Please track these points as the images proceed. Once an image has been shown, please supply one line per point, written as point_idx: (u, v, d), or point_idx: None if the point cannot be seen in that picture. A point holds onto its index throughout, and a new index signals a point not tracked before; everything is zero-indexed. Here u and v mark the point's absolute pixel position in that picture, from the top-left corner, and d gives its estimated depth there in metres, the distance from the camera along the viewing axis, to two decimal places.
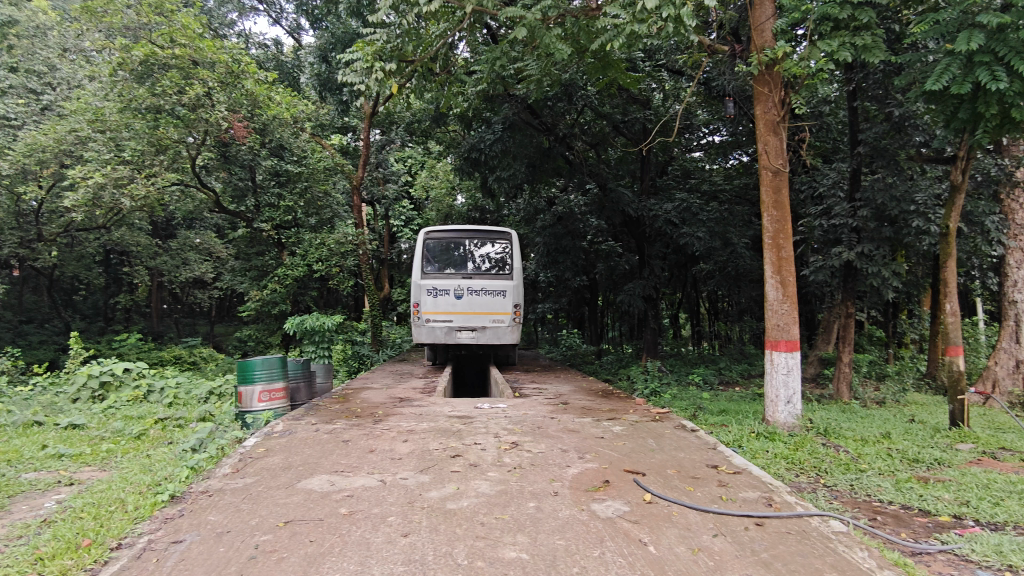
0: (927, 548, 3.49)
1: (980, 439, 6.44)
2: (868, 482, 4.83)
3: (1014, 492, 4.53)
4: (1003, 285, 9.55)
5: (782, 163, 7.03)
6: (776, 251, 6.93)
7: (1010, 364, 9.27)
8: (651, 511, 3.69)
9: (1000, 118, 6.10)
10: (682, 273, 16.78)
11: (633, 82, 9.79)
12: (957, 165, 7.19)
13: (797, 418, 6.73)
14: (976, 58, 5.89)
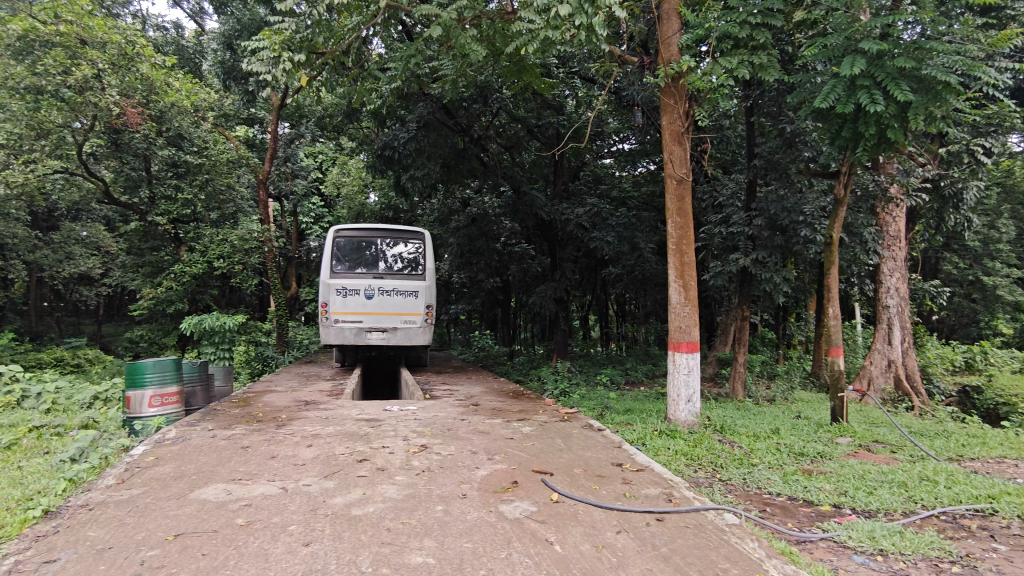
0: (810, 536, 3.74)
1: (857, 433, 7.00)
2: (759, 476, 5.13)
3: (886, 482, 4.95)
4: (877, 291, 10.44)
5: (685, 172, 7.36)
6: (679, 256, 7.23)
7: (883, 364, 10.17)
8: (558, 511, 3.75)
9: (878, 137, 6.65)
10: (592, 276, 17.20)
11: (547, 88, 9.93)
12: (840, 180, 7.77)
13: (696, 415, 7.06)
14: (858, 82, 6.38)
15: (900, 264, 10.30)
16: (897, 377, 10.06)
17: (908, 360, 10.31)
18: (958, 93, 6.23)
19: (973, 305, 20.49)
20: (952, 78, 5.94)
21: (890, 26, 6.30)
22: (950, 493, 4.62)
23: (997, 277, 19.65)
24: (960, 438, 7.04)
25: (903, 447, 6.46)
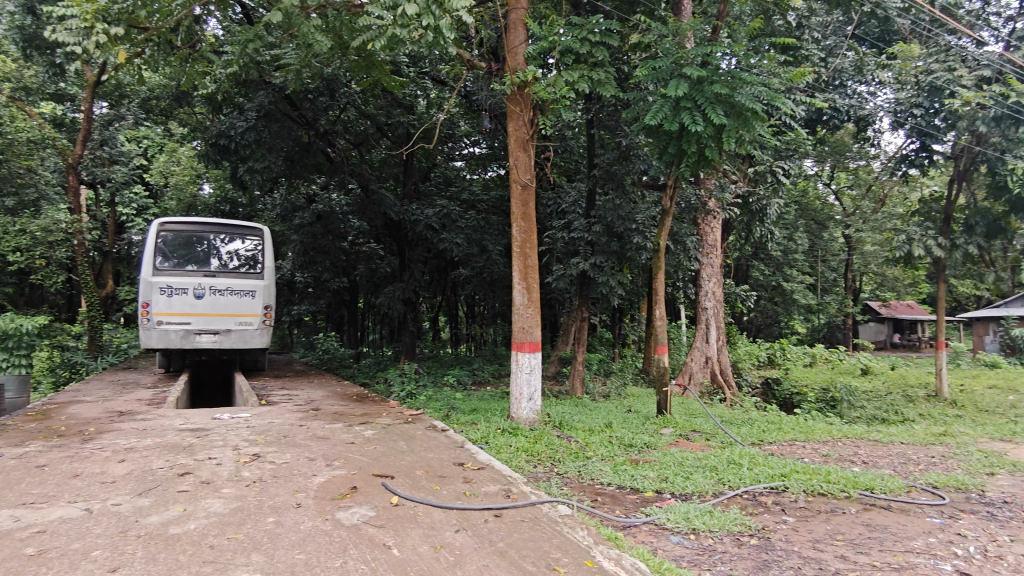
0: (635, 521, 4.02)
1: (678, 424, 7.67)
2: (592, 467, 5.44)
3: (700, 467, 5.48)
4: (697, 294, 11.53)
5: (529, 178, 7.62)
6: (523, 259, 7.46)
7: (701, 360, 11.28)
8: (397, 514, 3.71)
9: (698, 155, 7.35)
10: (442, 277, 17.24)
11: (397, 86, 9.81)
12: (666, 193, 8.47)
13: (536, 412, 7.33)
14: (682, 104, 6.99)
15: (717, 270, 11.44)
16: (713, 372, 11.18)
17: (722, 356, 11.49)
18: (762, 120, 7.07)
19: (775, 307, 23.28)
20: (756, 106, 6.73)
21: (709, 56, 6.99)
22: (752, 473, 5.21)
23: (794, 283, 22.49)
24: (762, 425, 7.98)
25: (715, 435, 7.19)
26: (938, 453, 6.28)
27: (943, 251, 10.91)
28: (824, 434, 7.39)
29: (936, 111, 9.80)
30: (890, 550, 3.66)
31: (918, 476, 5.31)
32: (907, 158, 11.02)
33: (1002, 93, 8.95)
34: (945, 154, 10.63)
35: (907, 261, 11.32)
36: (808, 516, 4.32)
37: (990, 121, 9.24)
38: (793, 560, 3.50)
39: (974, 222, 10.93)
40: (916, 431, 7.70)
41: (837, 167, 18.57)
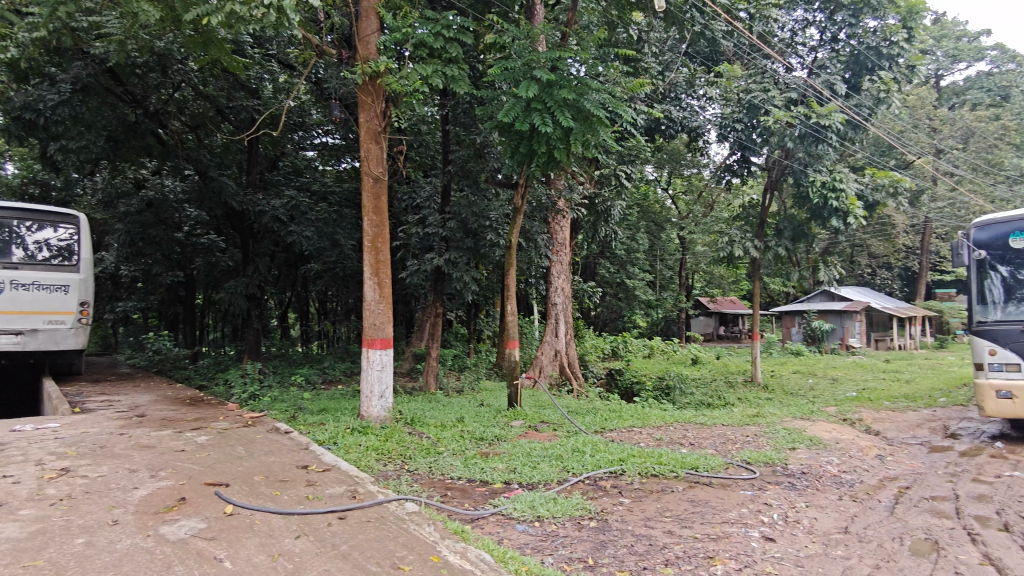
0: (482, 513, 4.09)
1: (527, 416, 7.91)
2: (442, 463, 5.46)
3: (547, 457, 5.70)
4: (547, 290, 11.95)
5: (381, 172, 7.44)
6: (375, 254, 7.30)
7: (551, 353, 11.71)
8: (230, 524, 3.47)
9: (547, 156, 7.60)
10: (291, 272, 16.42)
11: (239, 68, 9.16)
12: (518, 191, 8.67)
13: (387, 410, 7.21)
14: (533, 105, 7.19)
15: (566, 267, 11.94)
16: (561, 364, 11.66)
17: (570, 349, 12.02)
18: (606, 127, 7.49)
19: (619, 303, 24.72)
20: (599, 113, 7.12)
21: (558, 61, 7.25)
22: (594, 459, 5.50)
23: (636, 280, 24.05)
24: (604, 413, 8.46)
25: (562, 425, 7.50)
26: (752, 432, 7.02)
27: (758, 252, 12.23)
28: (659, 420, 7.98)
29: (753, 127, 10.96)
30: (710, 523, 4.03)
31: (734, 454, 5.91)
32: (731, 167, 12.21)
33: (804, 113, 10.20)
34: (761, 166, 11.96)
35: (729, 260, 12.53)
36: (642, 497, 4.64)
37: (795, 138, 10.48)
38: (626, 539, 3.73)
39: (783, 227, 12.32)
40: (736, 413, 8.55)
41: (674, 173, 20.10)
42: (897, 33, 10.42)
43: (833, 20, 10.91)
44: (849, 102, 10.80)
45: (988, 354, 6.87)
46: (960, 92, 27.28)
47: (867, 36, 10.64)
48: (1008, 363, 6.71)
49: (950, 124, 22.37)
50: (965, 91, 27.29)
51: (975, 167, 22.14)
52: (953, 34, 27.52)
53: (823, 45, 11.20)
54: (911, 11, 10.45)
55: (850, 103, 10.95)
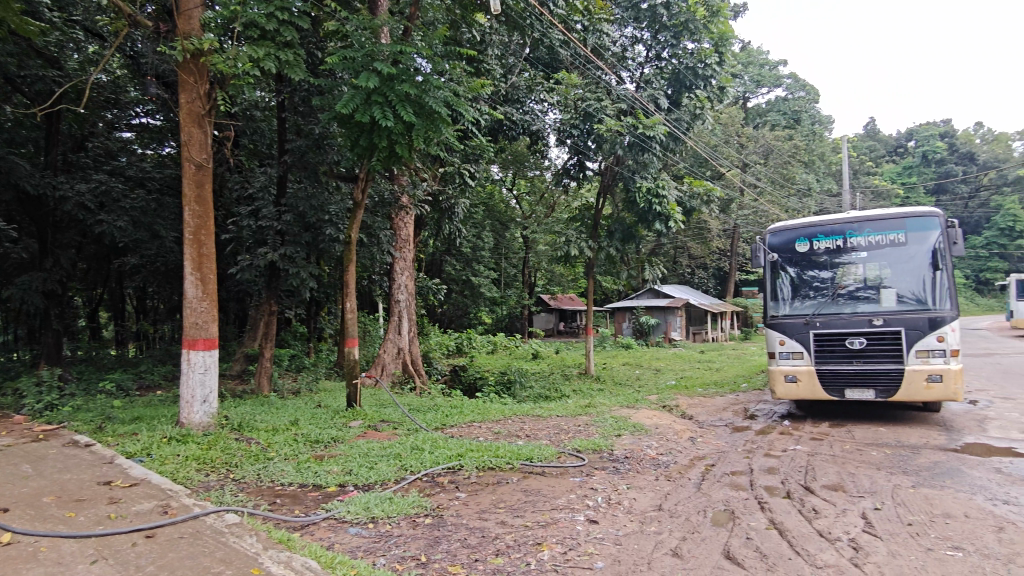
0: (313, 519, 3.93)
1: (366, 416, 7.72)
2: (272, 469, 5.16)
3: (384, 456, 5.60)
4: (390, 287, 11.71)
5: (205, 159, 6.89)
6: (197, 247, 6.73)
7: (393, 351, 11.50)
8: (6, 555, 3.02)
9: (388, 150, 7.43)
10: (101, 266, 14.66)
11: (31, 31, 7.98)
12: (358, 185, 8.42)
13: (212, 416, 6.69)
14: (373, 98, 7.02)
15: (409, 265, 11.77)
16: (404, 362, 11.51)
17: (413, 347, 11.90)
18: (448, 126, 7.54)
19: (465, 300, 24.98)
20: (442, 111, 7.12)
21: (400, 55, 7.13)
22: (432, 456, 5.51)
23: (481, 278, 24.46)
24: (444, 409, 8.50)
25: (402, 423, 7.42)
26: (583, 422, 7.44)
27: (592, 252, 12.97)
28: (498, 414, 8.17)
29: (587, 133, 11.63)
30: (540, 510, 4.20)
31: (566, 443, 6.21)
32: (568, 171, 12.83)
33: (632, 124, 11.06)
34: (595, 171, 12.70)
35: (566, 260, 13.15)
36: (477, 490, 4.73)
37: (624, 147, 11.28)
38: (460, 533, 3.78)
39: (614, 229, 13.16)
40: (570, 404, 9.00)
41: (518, 174, 20.73)
42: (710, 56, 11.58)
43: (657, 39, 11.78)
44: (671, 116, 12.00)
45: (778, 344, 7.85)
46: (763, 113, 30.84)
47: (685, 57, 11.69)
48: (794, 352, 7.71)
49: (754, 141, 25.19)
50: (767, 113, 30.92)
51: (774, 180, 25.20)
52: (757, 61, 31.04)
53: (649, 61, 12.07)
54: (722, 37, 11.66)
55: (671, 117, 12.00)
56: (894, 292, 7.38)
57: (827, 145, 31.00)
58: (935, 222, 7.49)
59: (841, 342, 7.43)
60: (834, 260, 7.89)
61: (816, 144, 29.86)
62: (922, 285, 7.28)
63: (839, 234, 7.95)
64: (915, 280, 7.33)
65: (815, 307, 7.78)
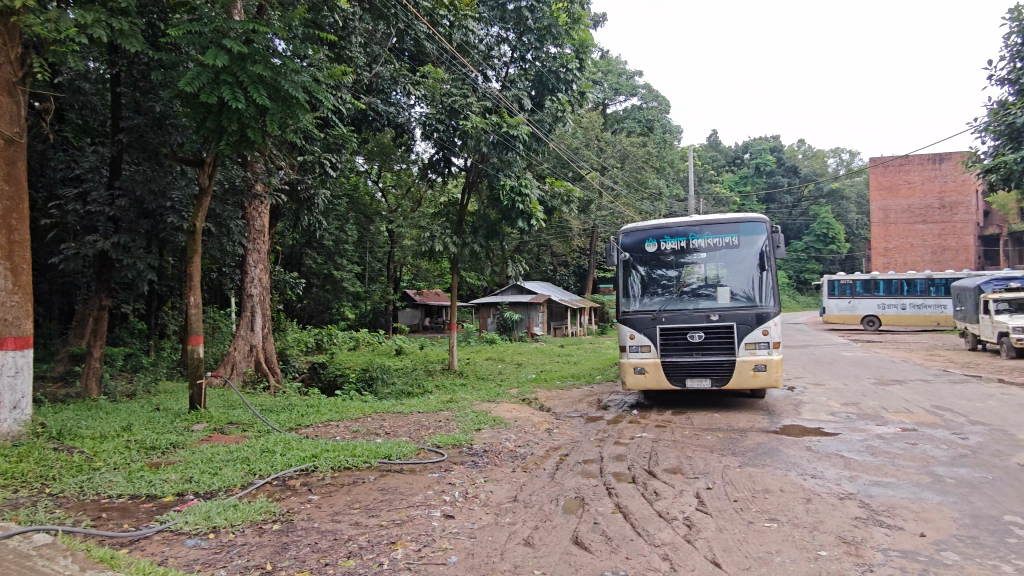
0: (144, 533, 3.60)
1: (212, 418, 7.20)
2: (97, 480, 4.66)
3: (230, 460, 5.26)
4: (241, 280, 10.97)
5: (17, 133, 6.05)
6: (6, 234, 5.90)
7: (245, 349, 10.79)
8: None
9: (239, 135, 6.93)
10: None
11: None
12: (204, 170, 7.80)
13: (24, 424, 5.91)
14: (222, 77, 6.53)
15: (264, 257, 11.09)
16: (257, 360, 10.84)
17: (267, 344, 11.28)
18: (306, 113, 7.17)
19: (326, 294, 24.12)
20: (299, 95, 6.75)
21: (253, 34, 6.68)
22: (283, 459, 5.26)
23: (343, 272, 23.65)
24: (300, 409, 8.15)
25: (252, 425, 7.01)
26: (444, 417, 7.45)
27: (456, 248, 13.01)
28: (356, 412, 7.97)
29: (452, 129, 11.62)
30: (396, 509, 4.15)
31: (426, 439, 6.18)
32: (434, 164, 12.78)
33: (497, 122, 11.28)
34: (460, 167, 12.75)
35: (430, 255, 13.07)
36: (331, 491, 4.58)
37: (489, 144, 11.38)
38: (311, 537, 3.64)
39: (478, 226, 13.31)
40: (432, 400, 8.97)
41: (384, 167, 20.37)
42: (571, 62, 12.04)
43: (521, 41, 12.03)
44: (533, 117, 12.34)
45: (629, 337, 8.33)
46: (620, 119, 32.59)
47: (548, 61, 11.99)
48: (643, 345, 8.22)
49: (611, 146, 26.51)
50: (624, 119, 32.64)
51: (629, 184, 26.74)
52: (616, 70, 32.71)
53: (513, 62, 12.28)
54: (582, 45, 12.11)
55: (534, 118, 12.37)
56: (729, 290, 8.12)
57: (675, 153, 33.41)
58: (763, 227, 8.30)
59: (683, 336, 8.03)
60: (679, 260, 8.48)
61: (666, 152, 32.07)
62: (752, 284, 8.06)
63: (683, 235, 8.55)
64: (747, 279, 8.11)
65: (661, 303, 8.34)
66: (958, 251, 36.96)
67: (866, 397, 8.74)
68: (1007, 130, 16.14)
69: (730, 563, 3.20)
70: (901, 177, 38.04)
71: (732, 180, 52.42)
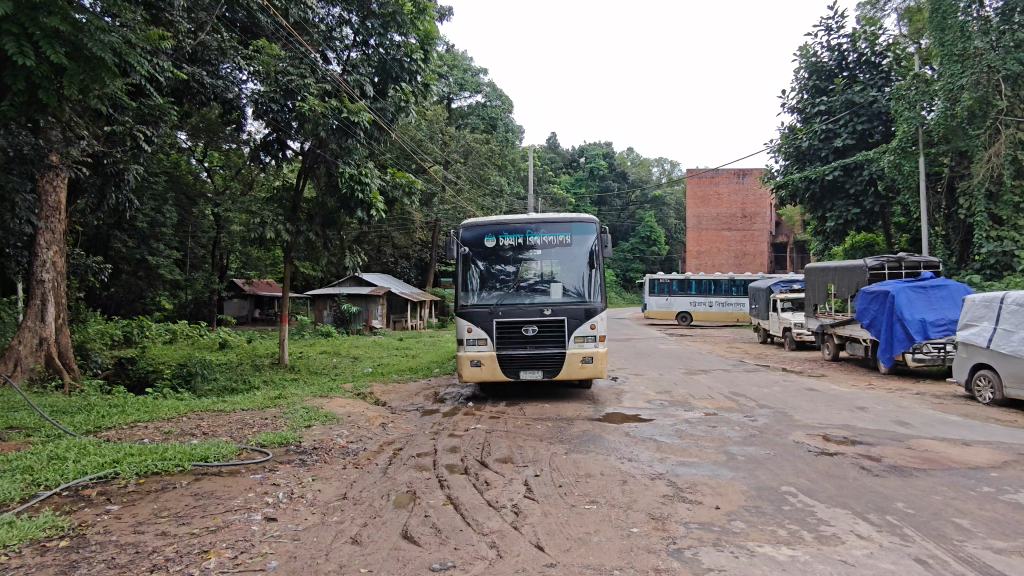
0: None
1: None
2: None
3: (7, 471, 4.54)
4: (30, 263, 9.53)
5: None
6: None
7: (33, 343, 9.37)
8: None
9: (27, 95, 5.97)
10: None
11: None
12: None
13: None
14: (3, 26, 5.49)
15: (59, 238, 9.71)
16: (47, 355, 9.46)
17: (61, 337, 9.91)
18: (115, 78, 6.30)
19: (138, 282, 21.73)
20: (107, 58, 5.90)
21: None
22: (76, 466, 4.64)
23: (160, 257, 21.43)
24: (100, 410, 7.25)
25: (38, 429, 6.12)
26: (270, 415, 7.03)
27: (290, 235, 12.34)
28: (170, 412, 7.29)
29: (288, 110, 10.98)
30: (211, 514, 3.84)
31: (249, 438, 5.80)
32: (267, 145, 12.05)
33: (336, 107, 10.86)
34: (296, 151, 12.13)
35: (261, 243, 12.27)
36: (135, 500, 4.13)
37: (328, 130, 10.90)
38: (107, 552, 3.26)
39: (314, 213, 12.80)
40: (258, 397, 8.43)
41: (210, 145, 18.76)
42: (416, 52, 11.92)
43: (365, 25, 11.64)
44: (376, 105, 11.99)
45: (466, 331, 8.40)
46: (464, 115, 32.74)
47: (391, 48, 11.85)
48: (479, 338, 8.35)
49: (455, 141, 26.62)
50: (468, 115, 32.90)
51: (471, 180, 27.03)
52: (462, 65, 32.89)
53: (356, 46, 11.84)
54: (427, 36, 12.07)
55: (376, 105, 12.02)
56: (561, 286, 8.52)
57: (516, 152, 34.37)
58: (593, 228, 8.81)
59: (518, 330, 8.30)
60: (516, 257, 8.74)
61: (507, 150, 32.87)
62: (582, 281, 8.54)
63: (520, 232, 8.81)
64: (577, 276, 8.57)
65: (498, 297, 8.53)
66: (755, 256, 41.87)
67: (677, 386, 9.61)
68: (795, 152, 18.59)
69: (552, 546, 3.36)
70: (712, 188, 42.33)
71: (568, 181, 55.06)
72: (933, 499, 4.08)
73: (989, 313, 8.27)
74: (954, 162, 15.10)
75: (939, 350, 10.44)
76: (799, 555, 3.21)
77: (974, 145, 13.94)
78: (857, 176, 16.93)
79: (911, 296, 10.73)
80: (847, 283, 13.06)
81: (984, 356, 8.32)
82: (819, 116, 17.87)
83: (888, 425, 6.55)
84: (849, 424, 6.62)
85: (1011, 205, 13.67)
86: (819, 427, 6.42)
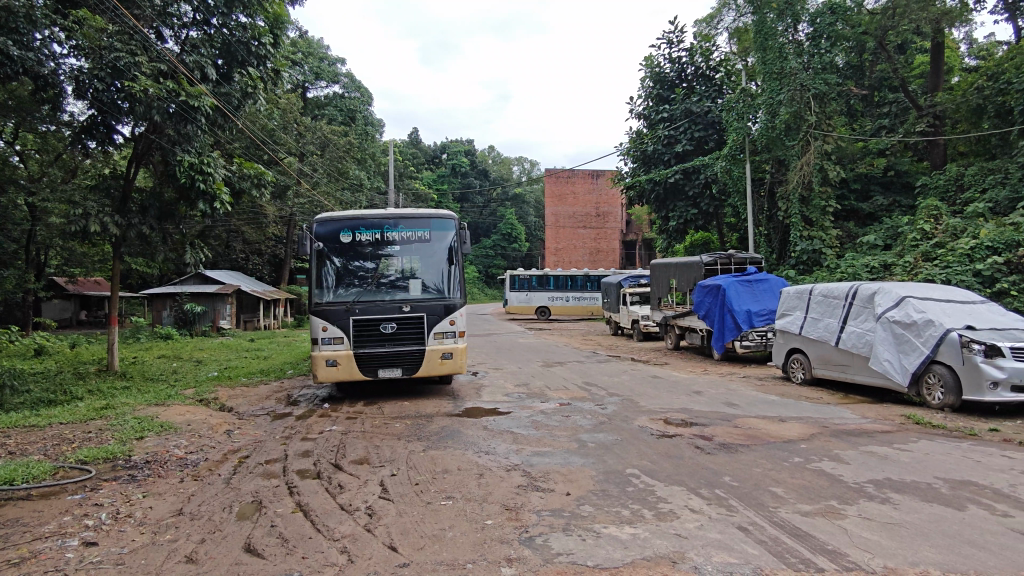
0: None
1: None
2: None
3: None
4: None
5: None
6: None
7: None
8: None
9: None
10: None
11: None
12: None
13: None
14: None
15: None
16: None
17: None
18: None
19: None
20: None
21: None
22: None
23: None
24: None
25: None
26: (94, 428, 6.31)
27: (119, 229, 11.14)
28: None
29: (116, 90, 9.94)
30: (14, 545, 3.38)
31: (66, 455, 5.17)
32: (90, 128, 10.75)
33: (174, 89, 9.99)
34: (126, 136, 11.00)
35: (82, 236, 10.96)
36: None
37: (164, 114, 10.00)
38: None
39: (148, 204, 11.73)
40: (79, 408, 7.55)
41: (21, 126, 16.49)
42: (264, 36, 11.29)
43: (206, 4, 10.81)
44: (219, 89, 11.15)
45: (321, 329, 8.07)
46: (320, 105, 31.41)
47: (236, 30, 11.11)
48: (335, 337, 8.07)
49: (310, 132, 25.59)
50: (324, 105, 31.70)
51: (328, 173, 26.04)
52: (317, 53, 31.56)
53: (196, 24, 10.95)
54: (276, 20, 11.46)
55: (220, 90, 11.16)
56: (420, 283, 8.46)
57: (376, 146, 33.66)
58: (451, 224, 8.82)
59: (376, 327, 8.14)
60: (374, 253, 8.53)
61: (367, 144, 32.09)
62: (441, 277, 8.53)
63: (377, 228, 8.61)
64: (436, 273, 8.55)
65: (356, 294, 8.28)
66: (608, 253, 44.30)
67: (534, 378, 9.92)
68: (641, 156, 19.81)
69: (405, 545, 3.32)
70: (569, 188, 44.09)
71: (430, 177, 54.82)
72: (755, 471, 4.54)
73: (801, 303, 9.40)
74: (773, 170, 16.90)
75: (761, 337, 11.60)
76: (639, 532, 3.42)
77: (790, 155, 15.71)
78: (695, 179, 18.46)
79: (739, 290, 11.88)
80: (685, 279, 14.23)
81: (798, 341, 9.39)
82: (662, 123, 19.20)
83: (719, 407, 7.20)
84: (687, 407, 7.20)
85: (819, 208, 15.53)
86: (660, 411, 6.91)
